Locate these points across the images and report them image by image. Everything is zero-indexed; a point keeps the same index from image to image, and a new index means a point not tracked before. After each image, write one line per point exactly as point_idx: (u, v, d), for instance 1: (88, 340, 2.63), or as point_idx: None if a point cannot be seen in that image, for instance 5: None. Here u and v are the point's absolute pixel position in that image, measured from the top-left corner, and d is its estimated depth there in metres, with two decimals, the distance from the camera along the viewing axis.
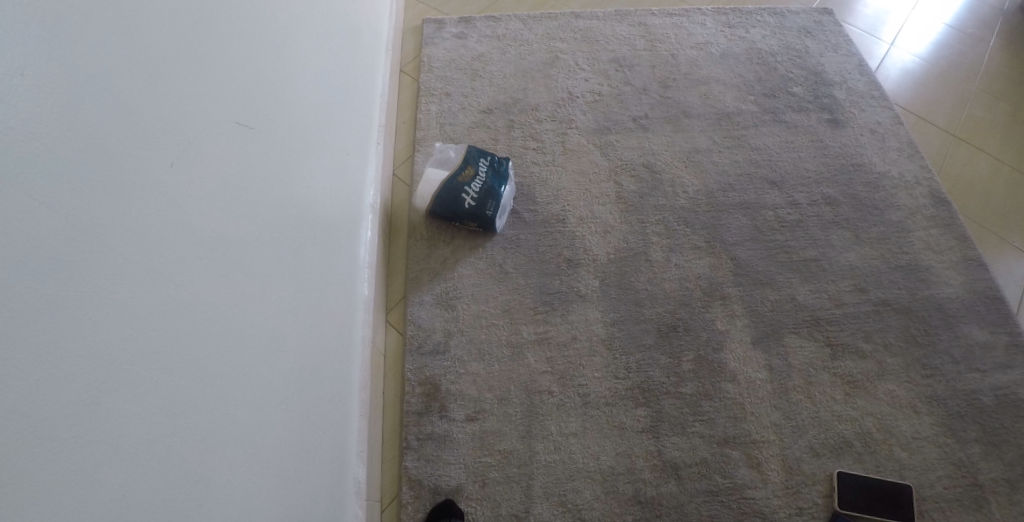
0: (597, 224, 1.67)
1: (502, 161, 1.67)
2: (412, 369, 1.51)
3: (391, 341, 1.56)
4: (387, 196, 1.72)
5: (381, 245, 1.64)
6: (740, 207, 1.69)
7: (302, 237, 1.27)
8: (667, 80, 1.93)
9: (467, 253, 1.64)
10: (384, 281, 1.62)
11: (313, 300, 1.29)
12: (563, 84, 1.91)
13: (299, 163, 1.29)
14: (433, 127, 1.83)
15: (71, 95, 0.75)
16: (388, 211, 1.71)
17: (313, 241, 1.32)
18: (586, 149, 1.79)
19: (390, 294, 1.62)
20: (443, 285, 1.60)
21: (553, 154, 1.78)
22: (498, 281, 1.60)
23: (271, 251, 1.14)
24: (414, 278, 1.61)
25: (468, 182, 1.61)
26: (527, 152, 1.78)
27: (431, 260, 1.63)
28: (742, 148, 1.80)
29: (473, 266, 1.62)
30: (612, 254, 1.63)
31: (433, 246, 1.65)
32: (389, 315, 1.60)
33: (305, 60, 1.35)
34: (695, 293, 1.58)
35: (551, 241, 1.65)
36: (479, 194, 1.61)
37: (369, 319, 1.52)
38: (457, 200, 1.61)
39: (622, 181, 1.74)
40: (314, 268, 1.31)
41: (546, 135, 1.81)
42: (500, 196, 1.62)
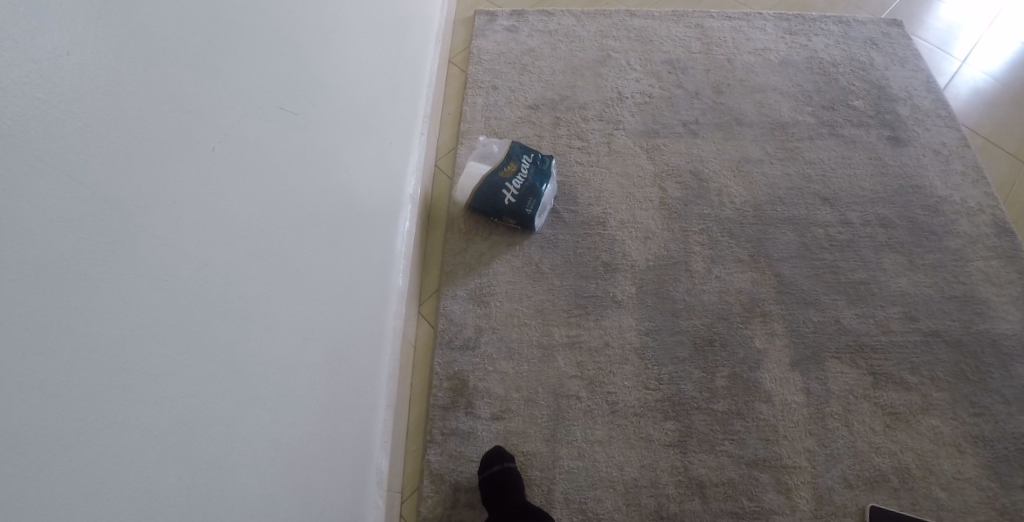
0: (638, 230, 1.63)
1: (548, 160, 1.64)
2: (441, 363, 1.49)
3: (422, 333, 1.56)
4: (427, 187, 1.71)
5: (419, 237, 1.63)
6: (788, 223, 1.64)
7: (342, 227, 1.28)
8: (722, 85, 1.87)
9: (503, 250, 1.62)
10: (418, 273, 1.62)
11: (349, 289, 1.30)
12: (614, 83, 1.87)
13: (343, 151, 1.29)
14: (478, 120, 1.82)
15: (123, 70, 0.75)
16: (427, 202, 1.70)
17: (352, 230, 1.32)
18: (633, 152, 1.75)
19: (424, 286, 1.62)
20: (477, 281, 1.58)
21: (599, 154, 1.75)
22: (533, 280, 1.58)
23: (311, 239, 1.15)
24: (449, 272, 1.60)
25: (510, 179, 1.59)
26: (571, 150, 1.75)
27: (467, 255, 1.62)
28: (794, 162, 1.73)
29: (509, 263, 1.60)
30: (651, 261, 1.59)
31: (471, 240, 1.64)
32: (421, 307, 1.59)
33: (355, 49, 1.35)
34: (734, 308, 1.53)
35: (590, 243, 1.62)
36: (520, 192, 1.58)
37: (401, 309, 1.52)
38: (497, 197, 1.59)
39: (667, 187, 1.70)
40: (351, 257, 1.31)
41: (593, 136, 1.77)
42: (542, 195, 1.58)
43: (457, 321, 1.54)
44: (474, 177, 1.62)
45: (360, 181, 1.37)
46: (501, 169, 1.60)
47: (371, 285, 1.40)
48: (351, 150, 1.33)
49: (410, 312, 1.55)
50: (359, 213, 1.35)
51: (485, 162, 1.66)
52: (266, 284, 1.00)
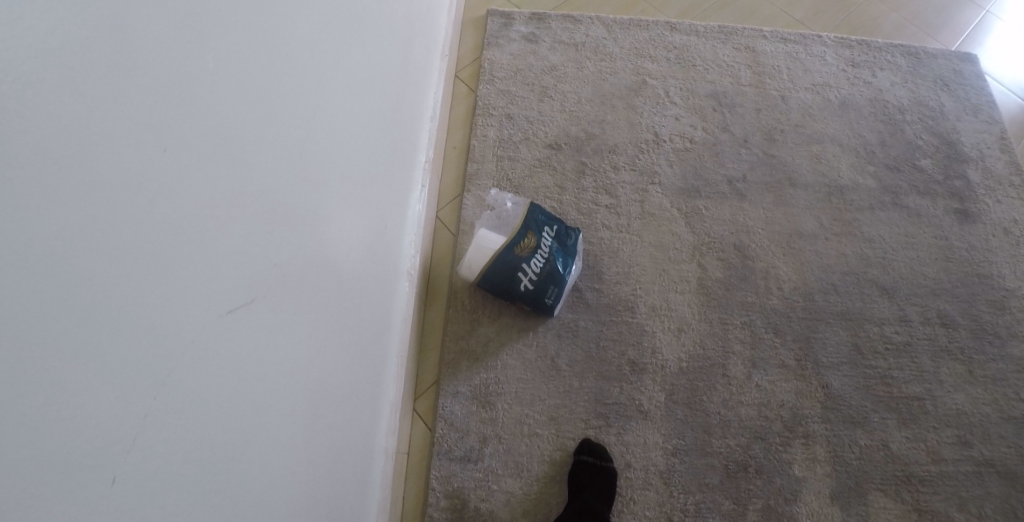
0: (671, 320, 1.42)
1: (571, 238, 1.40)
2: (438, 477, 1.32)
3: (416, 435, 1.37)
4: (426, 252, 1.45)
5: (415, 318, 1.40)
6: (841, 318, 1.42)
7: (326, 321, 1.05)
8: (773, 131, 1.60)
9: (513, 337, 1.40)
10: (414, 361, 1.40)
11: (334, 386, 1.08)
12: (649, 122, 1.59)
13: (331, 222, 1.05)
14: (488, 160, 1.54)
15: (38, 312, 0.50)
16: (426, 273, 1.45)
17: (339, 309, 1.10)
18: (669, 216, 1.50)
19: (421, 375, 1.41)
20: (483, 377, 1.38)
21: (629, 217, 1.49)
22: (548, 378, 1.38)
23: (292, 359, 0.93)
24: (450, 364, 1.39)
25: (529, 260, 1.34)
26: (597, 210, 1.50)
27: (470, 341, 1.40)
28: (851, 238, 1.49)
29: (520, 355, 1.39)
30: (684, 362, 1.39)
31: (476, 323, 1.41)
32: (417, 402, 1.39)
33: (359, 88, 1.11)
34: (774, 426, 1.34)
35: (616, 334, 1.41)
36: (539, 277, 1.34)
37: (393, 409, 1.32)
38: (512, 280, 1.34)
39: (707, 264, 1.46)
40: (337, 347, 1.10)
41: (623, 191, 1.52)
42: (563, 284, 1.35)
43: (461, 423, 1.35)
44: (486, 254, 1.36)
45: (350, 245, 1.14)
46: (518, 244, 1.35)
47: (358, 360, 1.19)
48: (341, 213, 1.09)
49: (403, 411, 1.35)
50: (346, 286, 1.13)
51: (499, 232, 1.39)
52: (234, 432, 0.78)
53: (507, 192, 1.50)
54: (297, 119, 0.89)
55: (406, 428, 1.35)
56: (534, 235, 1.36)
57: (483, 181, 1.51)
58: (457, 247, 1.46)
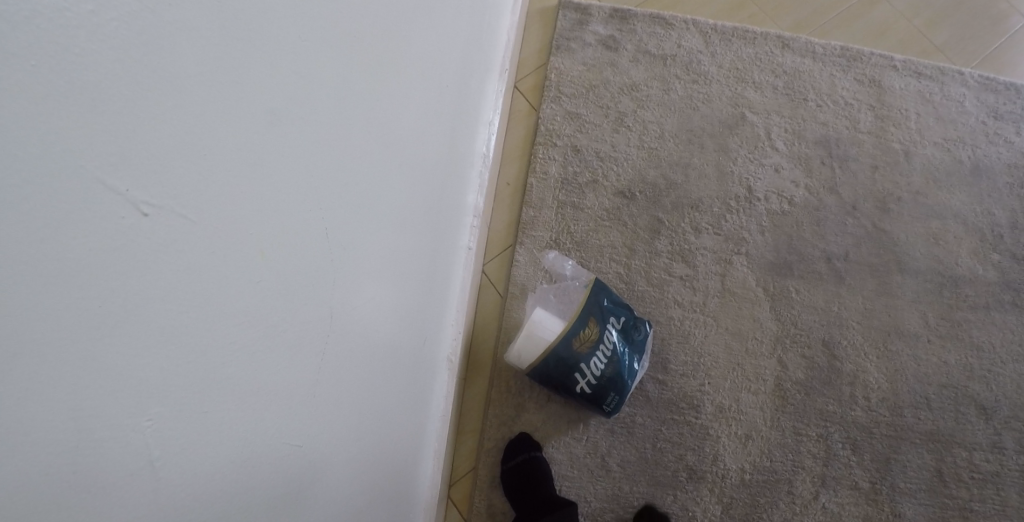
0: (738, 423, 1.26)
1: (640, 332, 1.24)
2: None
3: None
4: (471, 319, 1.29)
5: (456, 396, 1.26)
6: (929, 439, 1.22)
7: (372, 419, 0.88)
8: (888, 197, 1.34)
9: (562, 428, 1.28)
10: (452, 444, 1.28)
11: (374, 466, 0.92)
12: (742, 171, 1.35)
13: (389, 293, 0.88)
14: (547, 202, 1.31)
15: None
16: (470, 344, 1.30)
17: (389, 380, 0.93)
18: (750, 299, 1.31)
19: (459, 457, 1.30)
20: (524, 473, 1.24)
21: (705, 293, 1.32)
22: (596, 478, 1.26)
23: (331, 477, 0.76)
24: (492, 451, 1.28)
25: (591, 361, 1.18)
26: (670, 280, 1.31)
27: (515, 428, 1.28)
28: (958, 342, 1.26)
29: (568, 448, 1.27)
30: (748, 473, 1.24)
31: (521, 408, 1.29)
32: (453, 486, 1.29)
33: (420, 131, 0.89)
34: None
35: (675, 435, 1.26)
36: (600, 380, 1.19)
37: (427, 508, 1.18)
38: (569, 380, 1.19)
39: (789, 361, 1.28)
40: (385, 416, 0.93)
41: (702, 261, 1.32)
42: (626, 388, 1.21)
43: (496, 517, 1.26)
44: (537, 342, 1.18)
45: (407, 299, 0.97)
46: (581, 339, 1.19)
47: (405, 419, 1.03)
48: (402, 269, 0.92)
49: (438, 507, 1.23)
50: (398, 349, 0.96)
51: (558, 316, 1.21)
52: None
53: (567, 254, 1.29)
54: (368, 192, 0.73)
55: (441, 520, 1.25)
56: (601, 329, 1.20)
57: (539, 230, 1.30)
58: (505, 314, 1.29)
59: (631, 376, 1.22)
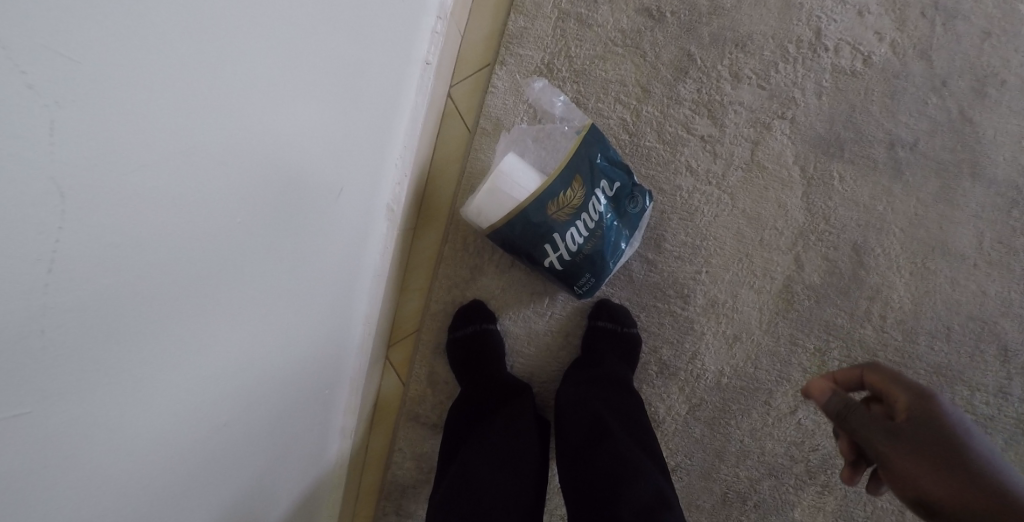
0: (729, 321, 1.08)
1: (637, 207, 1.04)
2: (404, 438, 1.17)
3: (388, 384, 1.17)
4: (425, 159, 1.07)
5: (402, 249, 1.08)
6: (935, 372, 1.07)
7: (274, 314, 0.67)
8: (988, 76, 1.04)
9: (522, 298, 1.10)
10: (394, 302, 1.13)
11: (278, 360, 0.73)
12: (815, 5, 1.05)
13: (305, 153, 0.63)
14: (546, 9, 1.08)
15: None
16: (425, 188, 1.10)
17: (305, 260, 0.72)
18: (780, 179, 1.06)
19: (402, 317, 1.15)
20: (472, 342, 1.09)
21: (726, 161, 1.07)
22: (554, 357, 1.11)
23: (199, 401, 0.57)
24: (439, 316, 1.13)
25: (567, 233, 1.00)
26: (688, 139, 1.08)
27: (465, 292, 1.11)
28: (1008, 271, 1.05)
29: (526, 322, 1.11)
30: (726, 375, 1.09)
31: (478, 271, 1.10)
32: (392, 348, 1.16)
33: None
34: (794, 466, 1.10)
35: (653, 324, 1.09)
36: (575, 255, 1.01)
37: (355, 374, 1.06)
38: (538, 251, 1.01)
39: (806, 261, 1.06)
40: (297, 300, 0.73)
41: (732, 117, 1.07)
42: (608, 271, 1.03)
43: (437, 387, 1.15)
44: (502, 205, 1.01)
45: (340, 154, 0.73)
46: (559, 204, 1.00)
47: (326, 292, 0.83)
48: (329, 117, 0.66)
49: (372, 369, 1.12)
50: (321, 219, 0.73)
51: (533, 177, 1.03)
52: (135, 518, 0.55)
53: (562, 83, 1.08)
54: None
55: (376, 381, 1.14)
56: (586, 194, 1.01)
57: (528, 48, 1.08)
58: (472, 147, 1.09)
59: (616, 257, 1.02)
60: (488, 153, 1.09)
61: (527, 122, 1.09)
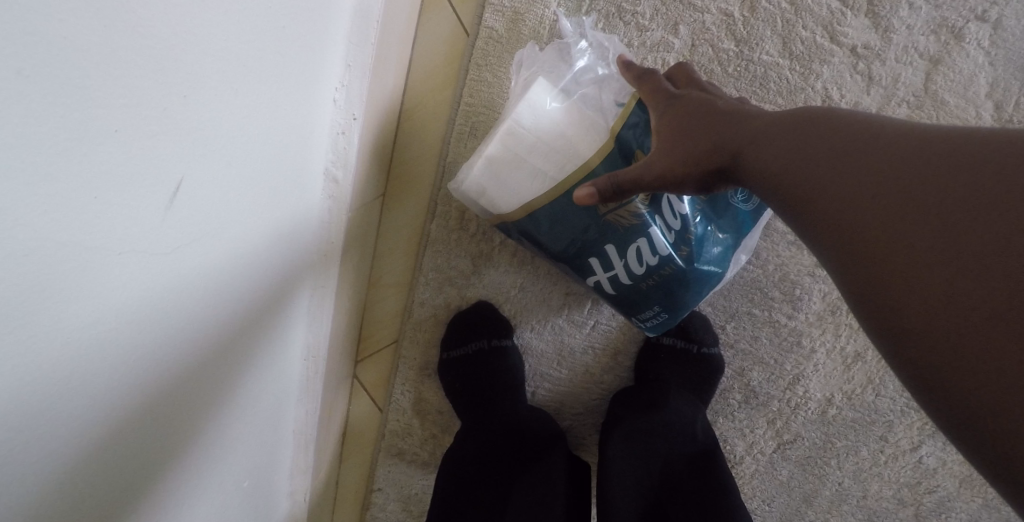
0: (852, 332, 0.74)
1: (750, 203, 0.61)
2: (383, 482, 0.78)
3: (358, 413, 0.77)
4: (398, 76, 0.63)
5: (364, 226, 0.65)
6: None
7: (157, 215, 0.33)
8: None
9: (553, 297, 0.71)
10: (358, 304, 0.70)
11: (206, 314, 0.39)
12: None
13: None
14: None
15: None
16: (396, 125, 0.66)
17: (229, 135, 0.37)
18: (962, 121, 0.68)
19: (370, 323, 0.73)
20: (480, 367, 0.71)
21: (885, 91, 0.67)
22: (598, 386, 0.75)
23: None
24: (426, 324, 0.72)
25: (631, 244, 0.58)
26: (831, 51, 0.66)
27: (467, 288, 0.71)
28: None
29: (557, 339, 0.73)
30: (836, 403, 0.76)
31: (485, 258, 0.70)
32: (358, 366, 0.75)
33: None
34: (905, 512, 0.81)
35: (744, 339, 0.74)
36: (641, 277, 0.59)
37: (299, 427, 0.65)
38: (581, 266, 0.60)
39: None
40: (223, 215, 0.39)
41: (905, 16, 0.66)
42: (692, 300, 0.62)
43: (427, 420, 0.76)
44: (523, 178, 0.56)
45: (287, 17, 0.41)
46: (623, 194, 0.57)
47: (290, 197, 0.48)
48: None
49: (328, 408, 0.70)
50: (250, 47, 0.37)
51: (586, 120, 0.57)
52: None
53: None
54: None
55: (340, 414, 0.74)
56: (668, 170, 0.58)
57: None
58: (477, 60, 0.66)
59: (707, 281, 0.61)
60: (499, 68, 0.66)
61: (563, 15, 0.66)
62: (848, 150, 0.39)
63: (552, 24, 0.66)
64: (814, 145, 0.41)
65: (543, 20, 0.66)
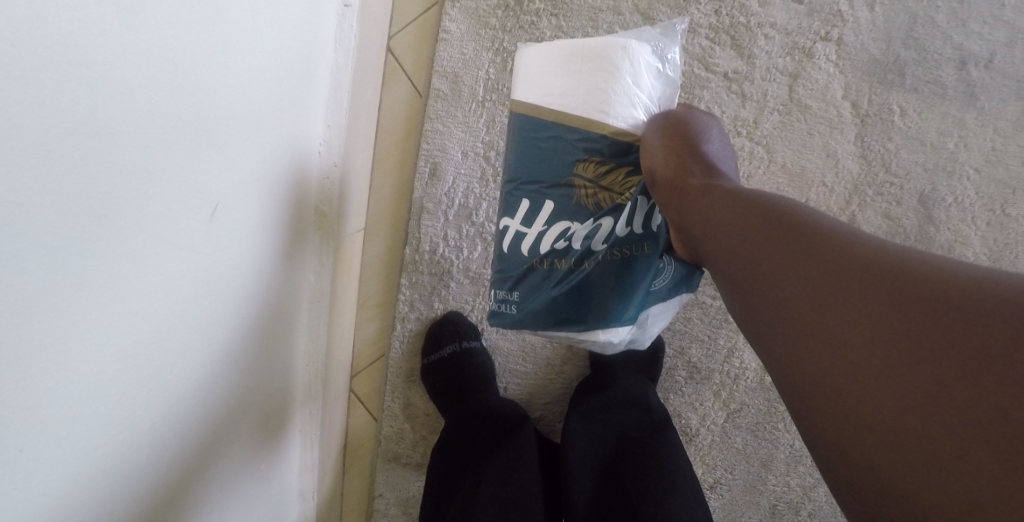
0: None
1: (660, 279, 0.66)
2: (385, 486, 0.89)
3: (357, 424, 0.89)
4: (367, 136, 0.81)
5: (349, 255, 0.81)
6: None
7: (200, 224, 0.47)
8: None
9: None
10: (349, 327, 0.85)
11: (184, 359, 0.48)
12: None
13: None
14: None
15: None
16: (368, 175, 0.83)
17: (208, 206, 0.47)
18: (826, 120, 0.83)
19: (359, 342, 0.87)
20: (458, 366, 0.85)
21: (757, 104, 0.83)
22: (560, 374, 0.88)
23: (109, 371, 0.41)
24: (408, 334, 0.87)
25: (569, 225, 0.65)
26: (708, 79, 0.83)
27: (439, 301, 0.86)
28: None
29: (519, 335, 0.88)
30: (772, 372, 0.88)
31: (450, 274, 0.85)
32: (353, 381, 0.88)
33: None
34: None
35: (678, 321, 0.88)
36: (532, 269, 0.65)
37: (305, 427, 0.78)
38: (512, 200, 0.66)
39: (866, 223, 0.84)
40: (206, 276, 0.49)
41: (763, 44, 0.82)
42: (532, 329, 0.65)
43: (417, 422, 0.89)
44: (556, 80, 0.63)
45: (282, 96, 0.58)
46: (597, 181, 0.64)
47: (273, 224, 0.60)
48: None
49: (330, 414, 0.83)
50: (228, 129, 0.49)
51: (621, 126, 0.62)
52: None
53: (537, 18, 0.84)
54: None
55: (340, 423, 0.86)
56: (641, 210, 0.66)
57: None
58: (427, 115, 0.84)
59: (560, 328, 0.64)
60: (447, 120, 0.84)
61: (492, 74, 0.84)
62: (806, 232, 0.47)
63: (484, 82, 0.84)
64: (789, 221, 0.49)
65: (478, 79, 0.84)
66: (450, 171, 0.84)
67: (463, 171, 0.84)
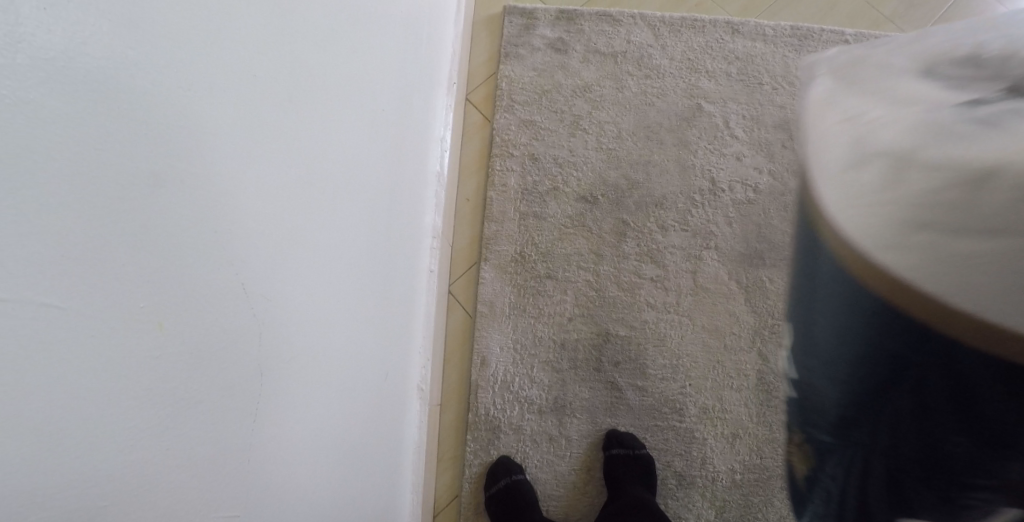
0: (725, 425, 1.23)
1: None
2: None
3: None
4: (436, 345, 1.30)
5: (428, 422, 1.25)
6: None
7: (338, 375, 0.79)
8: None
9: (543, 442, 1.24)
10: (431, 476, 1.24)
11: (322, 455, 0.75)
12: (704, 163, 1.38)
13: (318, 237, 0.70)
14: (509, 214, 1.37)
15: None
16: (441, 369, 1.30)
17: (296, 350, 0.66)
18: (724, 293, 1.30)
19: (438, 488, 1.25)
20: (508, 492, 1.18)
21: (676, 293, 1.30)
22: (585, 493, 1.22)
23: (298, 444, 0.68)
24: (472, 476, 1.24)
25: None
26: (641, 283, 1.31)
27: (494, 450, 1.25)
28: None
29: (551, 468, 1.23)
30: (739, 473, 1.20)
31: (500, 431, 1.26)
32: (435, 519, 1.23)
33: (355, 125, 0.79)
34: None
35: (660, 442, 1.23)
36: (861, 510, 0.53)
37: None
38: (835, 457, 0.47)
39: (769, 353, 1.26)
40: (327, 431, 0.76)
41: (670, 258, 1.32)
42: None
43: None
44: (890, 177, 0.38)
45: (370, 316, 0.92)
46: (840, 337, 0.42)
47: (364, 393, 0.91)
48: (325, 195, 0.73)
49: None
50: (301, 279, 0.66)
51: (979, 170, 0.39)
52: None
53: (534, 264, 1.33)
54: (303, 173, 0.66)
55: None
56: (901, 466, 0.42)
57: (502, 244, 1.35)
58: (473, 331, 1.32)
59: None
60: (488, 331, 1.30)
61: (512, 299, 1.32)
62: None
63: (510, 303, 1.32)
64: None
65: (506, 303, 1.32)
66: (493, 360, 1.29)
67: (501, 361, 1.29)
